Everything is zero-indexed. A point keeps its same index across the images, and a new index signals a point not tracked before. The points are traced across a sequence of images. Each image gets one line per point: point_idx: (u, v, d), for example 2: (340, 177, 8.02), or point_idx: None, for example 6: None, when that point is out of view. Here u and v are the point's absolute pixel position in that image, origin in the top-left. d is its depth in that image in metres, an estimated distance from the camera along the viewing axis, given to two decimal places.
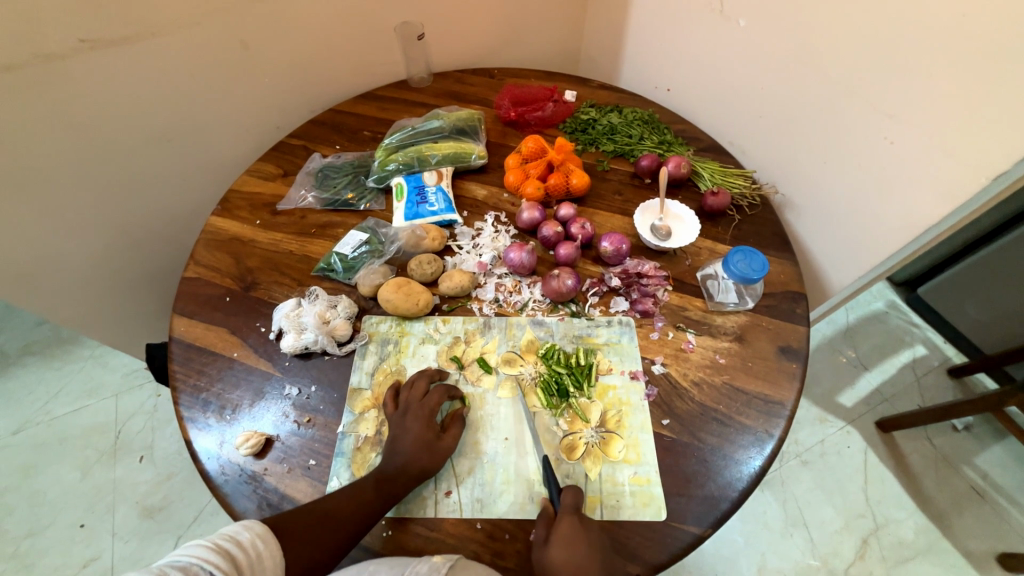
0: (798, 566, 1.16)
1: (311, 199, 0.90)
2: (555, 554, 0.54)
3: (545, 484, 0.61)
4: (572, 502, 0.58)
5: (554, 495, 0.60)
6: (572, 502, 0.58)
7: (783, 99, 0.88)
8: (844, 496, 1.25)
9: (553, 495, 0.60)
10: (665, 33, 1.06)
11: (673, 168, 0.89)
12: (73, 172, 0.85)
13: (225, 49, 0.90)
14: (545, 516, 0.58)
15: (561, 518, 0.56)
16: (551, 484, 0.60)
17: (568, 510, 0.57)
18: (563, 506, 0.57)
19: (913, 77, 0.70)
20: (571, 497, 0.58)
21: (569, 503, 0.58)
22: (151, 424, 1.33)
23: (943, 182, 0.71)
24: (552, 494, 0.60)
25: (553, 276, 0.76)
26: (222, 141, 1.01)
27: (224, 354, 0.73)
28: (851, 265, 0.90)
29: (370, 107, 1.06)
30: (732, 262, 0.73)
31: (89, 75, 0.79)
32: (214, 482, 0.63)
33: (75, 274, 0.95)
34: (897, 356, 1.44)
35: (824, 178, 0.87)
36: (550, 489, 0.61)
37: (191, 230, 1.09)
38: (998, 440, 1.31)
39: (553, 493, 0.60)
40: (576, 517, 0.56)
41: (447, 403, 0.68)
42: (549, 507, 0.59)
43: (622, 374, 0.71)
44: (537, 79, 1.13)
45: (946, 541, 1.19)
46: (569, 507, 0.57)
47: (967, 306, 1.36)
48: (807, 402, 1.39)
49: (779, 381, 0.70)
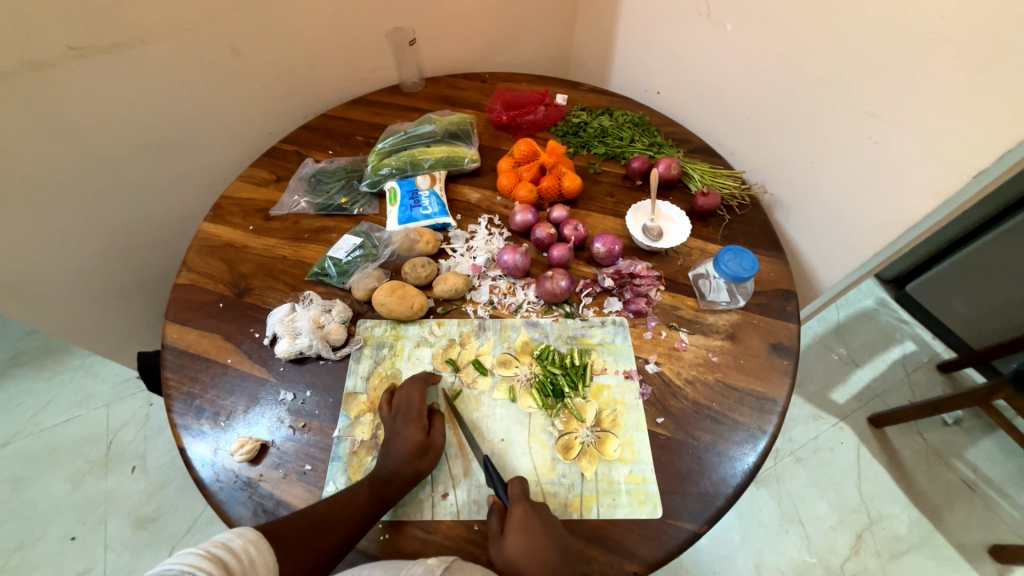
0: (794, 562, 1.17)
1: (304, 204, 0.90)
2: (512, 542, 0.54)
3: (490, 483, 0.62)
4: (520, 491, 0.58)
5: (501, 490, 0.60)
6: (520, 491, 0.58)
7: (770, 101, 0.90)
8: (838, 492, 1.26)
9: (500, 490, 0.60)
10: (654, 36, 1.07)
11: (664, 169, 0.90)
12: (63, 180, 0.85)
13: (216, 56, 0.90)
14: (495, 509, 0.58)
15: (514, 506, 0.57)
16: (495, 479, 0.61)
17: (517, 497, 0.58)
18: (513, 495, 0.58)
19: (895, 78, 0.71)
20: (518, 487, 0.59)
21: (517, 492, 0.58)
22: (144, 433, 1.32)
23: (927, 180, 0.72)
24: (499, 489, 0.60)
25: (547, 278, 0.77)
26: (214, 147, 1.01)
27: (218, 361, 0.73)
28: (840, 263, 0.91)
29: (362, 112, 1.07)
30: (723, 261, 0.74)
31: (79, 82, 0.79)
32: (208, 489, 0.63)
33: (66, 282, 0.94)
34: (887, 352, 1.46)
35: (811, 177, 0.89)
36: (496, 485, 0.61)
37: (183, 237, 1.09)
38: (988, 433, 1.33)
39: (499, 487, 0.60)
40: (527, 503, 0.57)
41: (432, 389, 0.70)
42: (498, 502, 0.59)
43: (616, 373, 0.72)
44: (528, 83, 1.14)
45: (938, 534, 1.20)
46: (518, 496, 0.58)
47: (955, 302, 1.38)
48: (800, 400, 1.40)
49: (771, 378, 0.71)
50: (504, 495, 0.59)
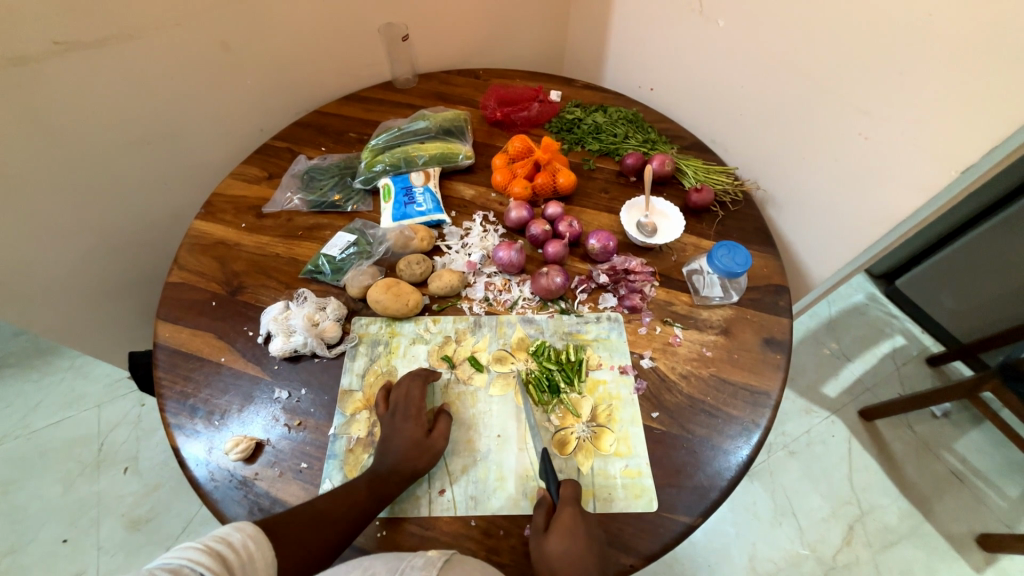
0: (787, 554, 1.18)
1: (297, 201, 0.90)
2: (555, 541, 0.55)
3: (542, 477, 0.62)
4: (572, 494, 0.59)
5: (552, 487, 0.61)
6: (573, 494, 0.59)
7: (762, 97, 0.90)
8: (830, 485, 1.27)
9: (552, 487, 0.60)
10: (647, 32, 1.07)
11: (657, 166, 0.90)
12: (51, 177, 0.83)
13: (206, 51, 0.89)
14: (543, 505, 0.59)
15: (563, 507, 0.57)
16: (550, 476, 0.61)
17: (569, 500, 0.58)
18: (564, 497, 0.58)
19: (885, 75, 0.72)
20: (570, 490, 0.59)
21: (569, 494, 0.59)
22: (136, 434, 1.30)
23: (916, 176, 0.73)
24: (551, 486, 0.61)
25: (542, 274, 0.77)
26: (204, 144, 1.00)
27: (211, 360, 0.72)
28: (831, 258, 0.92)
29: (355, 109, 1.06)
30: (716, 257, 0.74)
31: (66, 77, 0.78)
32: (203, 489, 0.62)
33: (55, 281, 0.93)
34: (878, 346, 1.48)
35: (803, 173, 0.89)
36: (549, 481, 0.61)
37: (174, 235, 1.08)
38: (976, 425, 1.35)
39: (551, 485, 0.61)
40: (577, 508, 0.58)
41: (439, 390, 0.70)
42: (547, 498, 0.60)
43: (612, 368, 0.72)
44: (522, 79, 1.14)
45: (928, 524, 1.22)
46: (569, 498, 0.58)
47: (943, 296, 1.40)
48: (792, 394, 1.41)
49: (764, 372, 0.72)
50: (555, 494, 0.60)
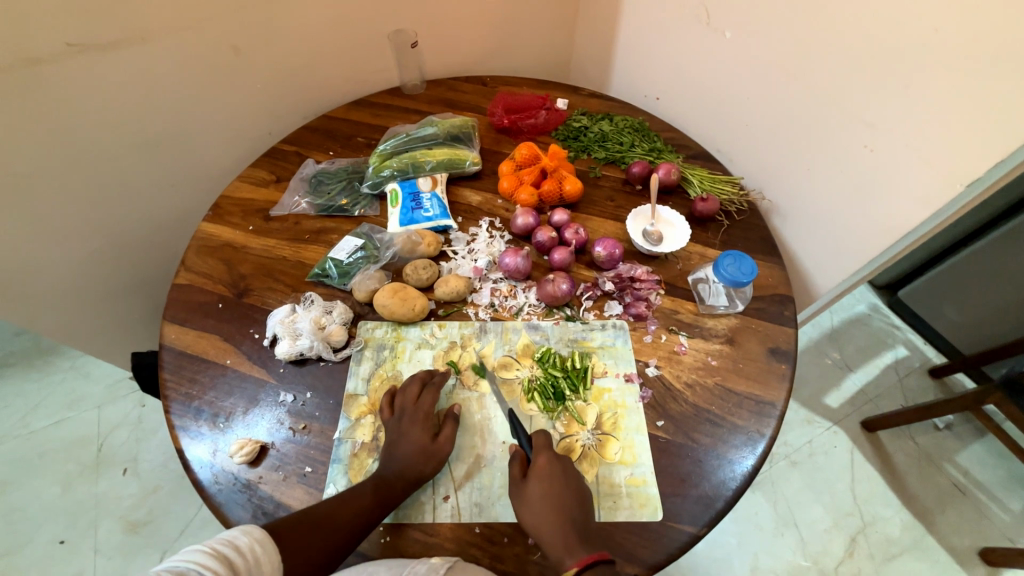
0: (788, 566, 1.18)
1: (304, 205, 0.90)
2: (535, 485, 0.59)
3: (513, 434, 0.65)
4: (544, 441, 0.62)
5: (524, 441, 0.64)
6: (545, 442, 0.63)
7: (768, 108, 0.91)
8: (832, 496, 1.27)
9: (523, 441, 0.64)
10: (654, 43, 1.08)
11: (664, 175, 0.91)
12: (60, 177, 0.84)
13: (217, 55, 0.90)
14: (516, 457, 0.62)
15: (538, 455, 0.61)
16: (520, 430, 0.65)
17: (542, 447, 0.62)
18: (537, 445, 0.62)
19: (891, 88, 0.73)
20: (542, 438, 0.63)
21: (542, 442, 0.62)
22: (136, 436, 1.30)
23: (921, 188, 0.73)
24: (522, 440, 0.64)
25: (548, 281, 0.77)
26: (213, 147, 1.01)
27: (217, 362, 0.73)
28: (836, 269, 0.92)
29: (363, 114, 1.07)
30: (722, 266, 0.75)
31: (78, 79, 0.79)
32: (207, 491, 0.62)
33: (61, 281, 0.93)
34: (880, 357, 1.48)
35: (808, 184, 0.90)
36: (520, 436, 0.64)
37: (180, 237, 1.08)
38: (978, 437, 1.35)
39: (522, 438, 0.64)
40: (551, 452, 0.61)
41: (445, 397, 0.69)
42: (520, 450, 0.63)
43: (617, 376, 0.72)
44: (529, 87, 1.14)
45: (930, 537, 1.22)
46: (543, 445, 0.62)
47: (946, 308, 1.40)
48: (795, 404, 1.41)
49: (769, 382, 0.72)
50: (527, 446, 0.63)
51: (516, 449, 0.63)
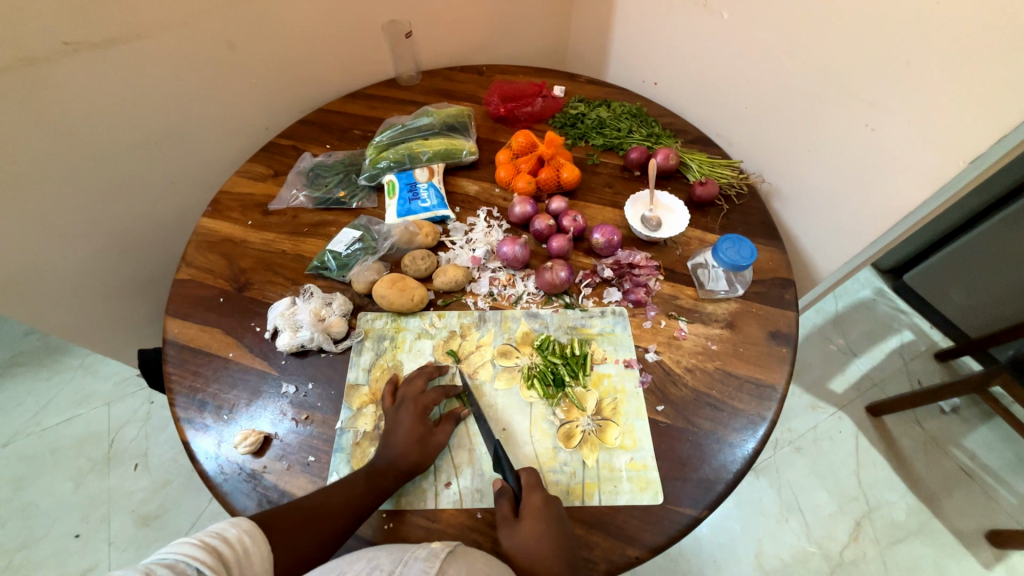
0: (794, 551, 1.18)
1: (303, 198, 0.90)
2: (529, 527, 0.55)
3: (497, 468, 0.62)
4: (535, 479, 0.59)
5: (510, 477, 0.60)
6: (535, 480, 0.59)
7: (766, 91, 0.90)
8: (838, 481, 1.27)
9: (508, 476, 0.60)
10: (652, 27, 1.07)
11: (661, 160, 0.90)
12: (59, 176, 0.84)
13: (212, 50, 0.90)
14: (505, 495, 0.59)
15: (532, 493, 0.58)
16: (506, 466, 0.61)
17: (534, 486, 0.59)
18: (528, 484, 0.59)
19: (891, 67, 0.72)
20: (530, 476, 0.60)
21: (532, 480, 0.59)
22: (145, 432, 1.32)
23: (923, 167, 0.73)
24: (507, 475, 0.60)
25: (546, 269, 0.77)
26: (210, 143, 1.01)
27: (219, 355, 0.73)
28: (838, 251, 0.91)
29: (359, 106, 1.07)
30: (721, 250, 0.74)
31: (75, 78, 0.79)
32: (213, 482, 0.63)
33: (64, 279, 0.94)
34: (885, 342, 1.47)
35: (808, 166, 0.89)
36: (505, 471, 0.61)
37: (182, 233, 1.09)
38: (985, 421, 1.34)
39: (508, 474, 0.61)
40: (545, 491, 0.58)
41: (445, 401, 0.69)
42: (508, 488, 0.59)
43: (617, 362, 0.72)
44: (525, 75, 1.14)
45: (937, 520, 1.21)
46: (534, 484, 0.59)
47: (952, 291, 1.39)
48: (799, 389, 1.41)
49: (770, 365, 0.72)
50: (513, 482, 0.60)
51: (502, 486, 0.60)
